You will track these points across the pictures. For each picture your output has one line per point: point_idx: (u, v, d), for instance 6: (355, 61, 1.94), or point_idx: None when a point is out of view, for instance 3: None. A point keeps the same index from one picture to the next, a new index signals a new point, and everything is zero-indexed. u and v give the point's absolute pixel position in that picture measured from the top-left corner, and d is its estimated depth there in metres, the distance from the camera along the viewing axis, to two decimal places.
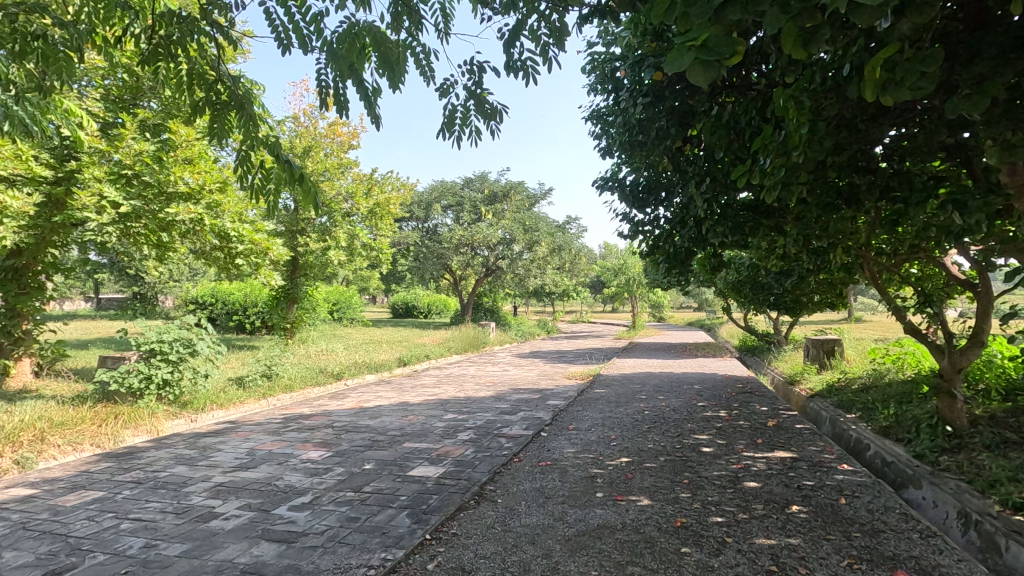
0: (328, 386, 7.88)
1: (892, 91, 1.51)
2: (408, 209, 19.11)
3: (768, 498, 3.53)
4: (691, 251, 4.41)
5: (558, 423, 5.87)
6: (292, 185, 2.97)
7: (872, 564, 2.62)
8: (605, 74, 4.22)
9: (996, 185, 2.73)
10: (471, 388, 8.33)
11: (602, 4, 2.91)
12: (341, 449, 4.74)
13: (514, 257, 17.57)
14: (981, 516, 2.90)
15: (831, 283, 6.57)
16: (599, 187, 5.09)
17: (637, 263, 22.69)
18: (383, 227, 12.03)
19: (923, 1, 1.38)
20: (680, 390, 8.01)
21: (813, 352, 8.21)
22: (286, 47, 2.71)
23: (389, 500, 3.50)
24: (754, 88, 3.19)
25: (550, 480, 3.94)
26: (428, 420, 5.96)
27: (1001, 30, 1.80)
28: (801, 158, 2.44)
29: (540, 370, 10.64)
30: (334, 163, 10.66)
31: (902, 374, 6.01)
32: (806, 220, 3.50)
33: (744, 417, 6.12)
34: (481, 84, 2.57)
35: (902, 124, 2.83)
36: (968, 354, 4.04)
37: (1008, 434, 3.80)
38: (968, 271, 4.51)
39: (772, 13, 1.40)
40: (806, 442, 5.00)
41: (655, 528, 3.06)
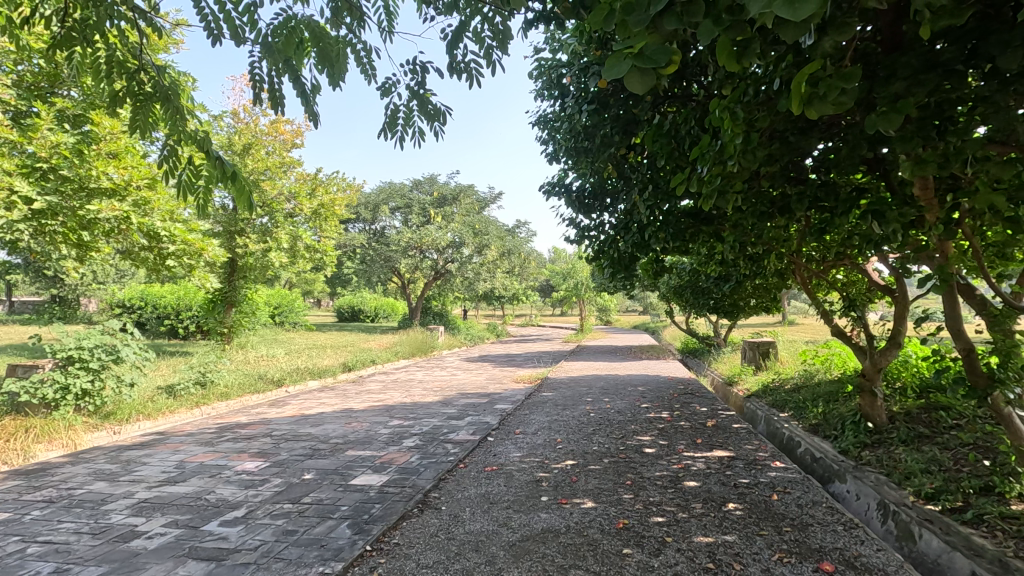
0: (267, 394, 7.55)
1: (817, 105, 1.58)
2: (354, 211, 18.67)
3: (707, 496, 3.64)
4: (634, 256, 4.51)
5: (505, 427, 5.85)
6: (224, 182, 2.82)
7: (800, 557, 2.73)
8: (552, 81, 4.28)
9: (911, 197, 2.91)
10: (417, 393, 8.20)
11: (547, 10, 2.93)
12: (280, 459, 4.54)
13: (463, 260, 17.42)
14: (898, 507, 3.09)
15: (766, 288, 6.88)
16: (546, 192, 5.14)
17: (585, 268, 23.03)
18: (328, 228, 11.69)
19: (844, 20, 1.45)
20: (625, 392, 8.18)
21: (750, 354, 8.59)
22: (217, 37, 2.58)
23: (329, 511, 3.38)
24: (694, 100, 3.29)
25: (495, 485, 3.92)
26: (373, 427, 5.82)
27: (915, 51, 1.92)
28: (735, 168, 2.52)
29: (489, 374, 10.61)
30: (276, 162, 10.24)
31: (829, 374, 6.36)
32: (742, 228, 3.65)
33: (685, 418, 6.31)
34: (423, 85, 2.52)
35: (828, 137, 2.98)
36: (887, 355, 4.30)
37: (922, 429, 4.07)
38: (888, 277, 4.81)
39: (707, 25, 1.42)
40: (742, 441, 5.19)
41: (599, 530, 3.09)
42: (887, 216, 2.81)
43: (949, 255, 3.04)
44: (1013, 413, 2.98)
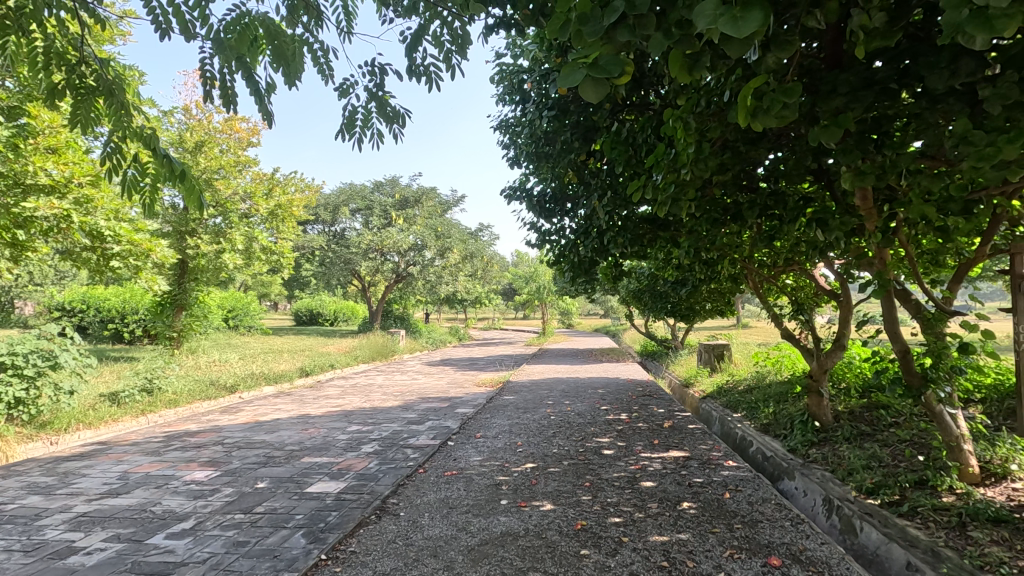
0: (218, 400, 7.29)
1: (761, 118, 1.65)
2: (313, 212, 18.25)
3: (662, 496, 3.73)
4: (594, 260, 4.59)
5: (466, 431, 5.83)
6: (172, 181, 2.72)
7: (750, 553, 2.83)
8: (514, 86, 4.32)
9: (853, 207, 3.06)
10: (377, 398, 8.08)
11: (507, 16, 2.95)
12: (232, 467, 4.39)
13: (425, 263, 17.25)
14: (842, 501, 3.25)
15: (721, 292, 7.10)
16: (507, 197, 5.17)
17: (547, 272, 23.18)
18: (285, 229, 11.40)
19: (786, 38, 1.52)
20: (585, 394, 8.28)
21: (706, 356, 8.83)
22: (165, 31, 2.49)
23: (283, 520, 3.29)
24: (651, 109, 3.36)
25: (454, 489, 3.90)
26: (330, 433, 5.70)
27: (853, 69, 2.02)
28: (688, 176, 2.60)
29: (450, 378, 10.54)
30: (230, 161, 9.89)
31: (780, 375, 6.61)
32: (697, 234, 3.76)
33: (643, 419, 6.44)
34: (382, 87, 2.50)
35: (776, 148, 3.11)
36: (832, 356, 4.50)
37: (864, 427, 4.27)
38: (833, 282, 5.03)
39: (657, 38, 1.46)
40: (697, 441, 5.34)
41: (557, 532, 3.12)
42: (830, 224, 2.95)
43: (886, 262, 3.22)
44: (944, 410, 3.15)
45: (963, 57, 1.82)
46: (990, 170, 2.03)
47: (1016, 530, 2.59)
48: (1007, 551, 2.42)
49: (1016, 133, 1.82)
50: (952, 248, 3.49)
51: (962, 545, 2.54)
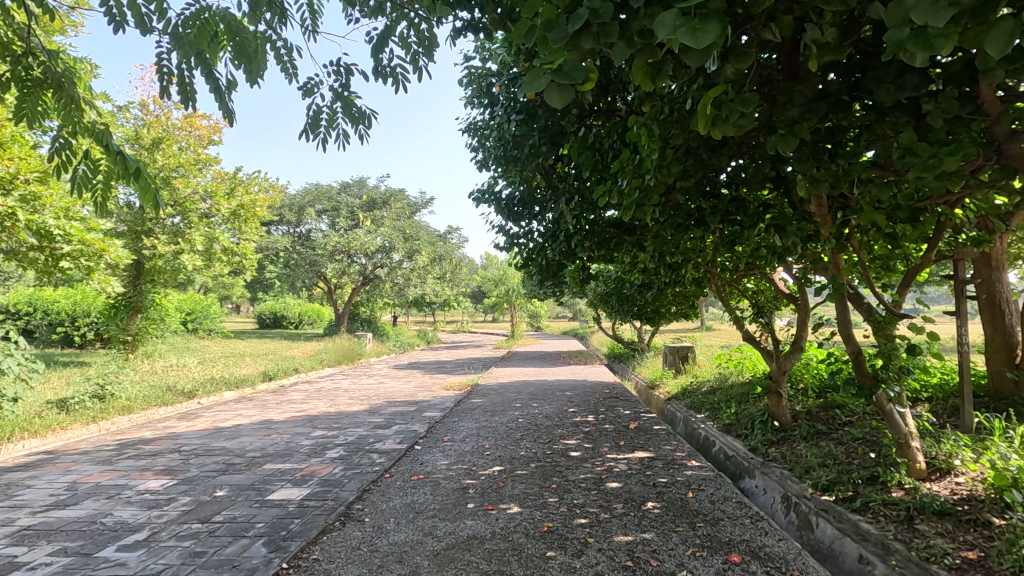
0: (176, 406, 7.05)
1: (720, 126, 1.71)
2: (278, 213, 17.85)
3: (628, 496, 3.78)
4: (561, 263, 4.64)
5: (433, 435, 5.79)
6: (125, 179, 2.62)
7: (711, 550, 2.89)
8: (482, 89, 4.33)
9: (808, 213, 3.18)
10: (342, 402, 7.95)
11: (475, 20, 2.96)
12: (189, 476, 4.25)
13: (393, 265, 17.06)
14: (799, 498, 3.37)
15: (685, 296, 7.27)
16: (476, 199, 5.18)
17: (516, 275, 23.22)
18: (248, 230, 11.13)
19: (743, 49, 1.58)
20: (553, 397, 8.33)
21: (671, 358, 9.00)
22: (120, 25, 2.40)
23: (243, 529, 3.20)
24: (617, 115, 3.41)
25: (421, 494, 3.87)
26: (293, 438, 5.58)
27: (808, 82, 2.10)
28: (652, 182, 2.66)
29: (418, 382, 10.45)
30: (190, 159, 9.60)
31: (741, 376, 6.79)
32: (662, 238, 3.84)
33: (610, 420, 6.53)
34: (348, 87, 2.47)
35: (737, 156, 3.20)
36: (791, 358, 4.66)
37: (820, 426, 4.42)
38: (792, 286, 5.20)
39: (621, 46, 1.49)
40: (662, 442, 5.43)
41: (523, 534, 3.12)
42: (787, 230, 3.06)
43: (839, 267, 3.35)
44: (893, 408, 3.28)
45: (908, 73, 1.91)
46: (933, 180, 2.14)
47: (959, 522, 2.71)
48: (950, 542, 2.53)
49: (956, 146, 1.93)
50: (901, 254, 3.67)
51: (909, 537, 2.66)
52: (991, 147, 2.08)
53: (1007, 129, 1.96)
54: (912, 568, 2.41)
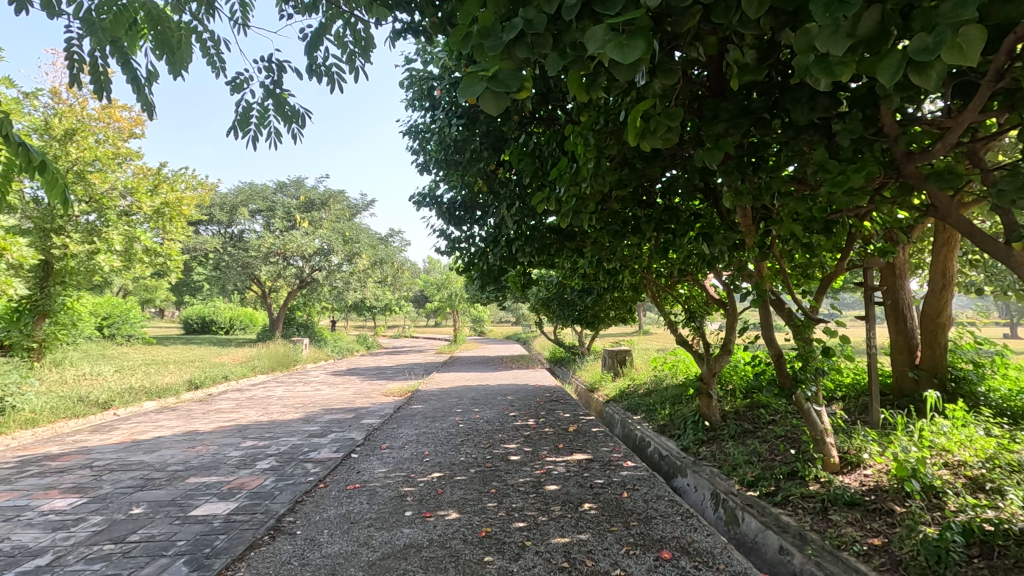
0: (88, 418, 6.54)
1: (649, 138, 1.78)
2: (207, 212, 16.95)
3: (566, 498, 3.84)
4: (502, 268, 4.67)
5: (371, 442, 5.66)
6: (27, 173, 2.41)
7: (644, 548, 2.98)
8: (423, 92, 4.30)
9: (734, 223, 3.35)
10: (275, 411, 7.63)
11: (416, 22, 2.94)
12: (101, 493, 3.94)
13: (332, 268, 16.60)
14: (727, 495, 3.56)
15: (622, 301, 7.48)
16: (417, 203, 5.13)
17: (459, 279, 23.13)
18: (173, 229, 10.57)
19: (669, 66, 1.65)
20: (494, 401, 8.34)
21: (609, 361, 9.23)
22: (23, 5, 2.22)
23: (162, 548, 3.01)
24: (557, 123, 3.47)
25: (356, 503, 3.76)
26: (221, 450, 5.30)
27: (732, 99, 2.22)
28: (588, 189, 2.72)
29: (356, 388, 10.17)
30: (108, 153, 8.98)
31: (675, 379, 7.05)
32: (600, 245, 3.94)
33: (549, 424, 6.61)
34: (280, 84, 2.39)
35: (670, 167, 3.33)
36: (720, 360, 4.88)
37: (746, 425, 4.66)
38: (721, 291, 5.45)
39: (554, 57, 1.53)
40: (600, 444, 5.55)
41: (461, 540, 3.11)
42: (715, 239, 3.22)
43: (763, 274, 3.55)
44: (811, 407, 3.51)
45: (820, 95, 2.06)
46: (842, 196, 2.31)
47: (867, 511, 2.91)
48: (859, 530, 2.73)
49: (861, 164, 2.09)
50: (818, 263, 3.93)
51: (823, 526, 2.85)
52: (891, 166, 2.27)
53: (904, 150, 2.09)
54: (826, 556, 2.59)
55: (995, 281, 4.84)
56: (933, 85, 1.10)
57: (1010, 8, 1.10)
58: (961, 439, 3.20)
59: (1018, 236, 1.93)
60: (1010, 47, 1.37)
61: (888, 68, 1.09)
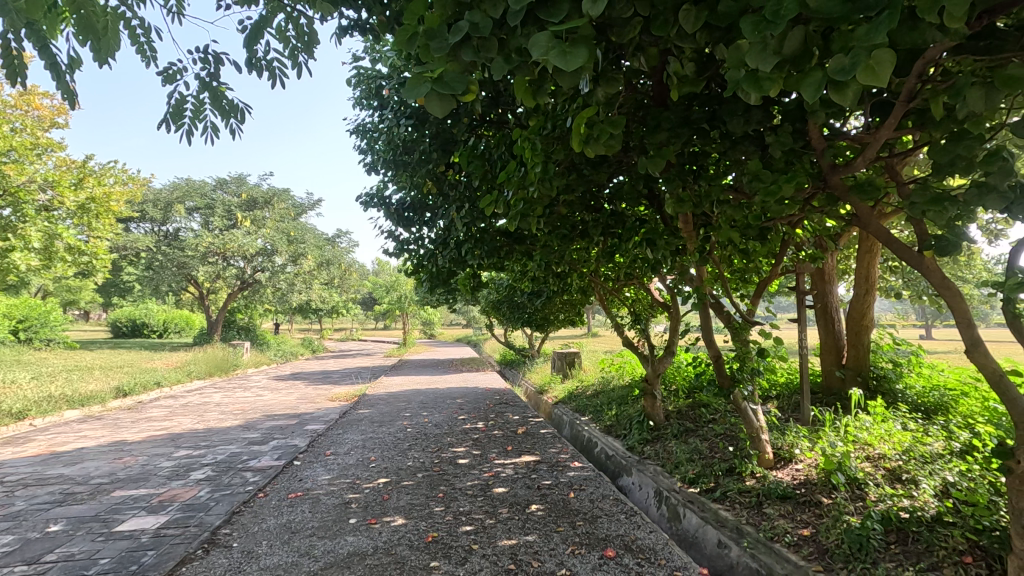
0: (0, 430, 6.03)
1: (592, 145, 1.81)
2: (139, 208, 15.98)
3: (513, 501, 3.85)
4: (452, 270, 4.65)
5: (315, 449, 5.49)
6: None
7: (589, 547, 3.03)
8: (371, 91, 4.23)
9: (676, 229, 3.47)
10: (212, 418, 7.27)
11: (362, 20, 2.89)
12: (13, 511, 3.65)
13: (276, 269, 16.01)
14: (670, 492, 3.69)
15: (571, 303, 7.58)
16: (364, 203, 5.03)
17: (408, 281, 22.80)
18: (100, 227, 9.92)
19: (612, 75, 1.69)
20: (443, 405, 8.27)
21: (559, 363, 9.34)
22: None
23: (82, 567, 2.81)
24: (507, 127, 3.49)
25: (298, 512, 3.64)
26: (151, 460, 5.00)
27: (674, 109, 2.30)
28: (535, 193, 2.75)
29: (300, 393, 9.85)
30: (26, 143, 8.31)
31: (622, 380, 7.22)
32: (550, 248, 3.99)
33: (499, 426, 6.61)
34: (217, 77, 2.29)
35: (615, 173, 3.41)
36: (664, 361, 5.03)
37: (688, 424, 4.82)
38: (666, 294, 5.60)
39: (499, 62, 1.53)
40: (547, 445, 5.61)
41: (406, 546, 3.06)
42: (658, 243, 3.32)
43: (703, 278, 3.69)
44: (747, 406, 3.66)
45: (754, 108, 2.16)
46: (774, 205, 2.43)
47: (798, 503, 3.07)
48: (790, 522, 2.87)
49: (791, 175, 2.21)
50: (755, 268, 4.12)
51: (758, 520, 2.99)
52: (818, 178, 2.41)
53: (830, 162, 2.22)
54: (760, 548, 2.73)
55: (911, 286, 5.21)
56: (850, 103, 1.17)
57: (916, 35, 1.19)
58: (881, 433, 3.43)
59: (929, 245, 2.09)
60: (919, 70, 1.49)
61: (810, 85, 1.15)
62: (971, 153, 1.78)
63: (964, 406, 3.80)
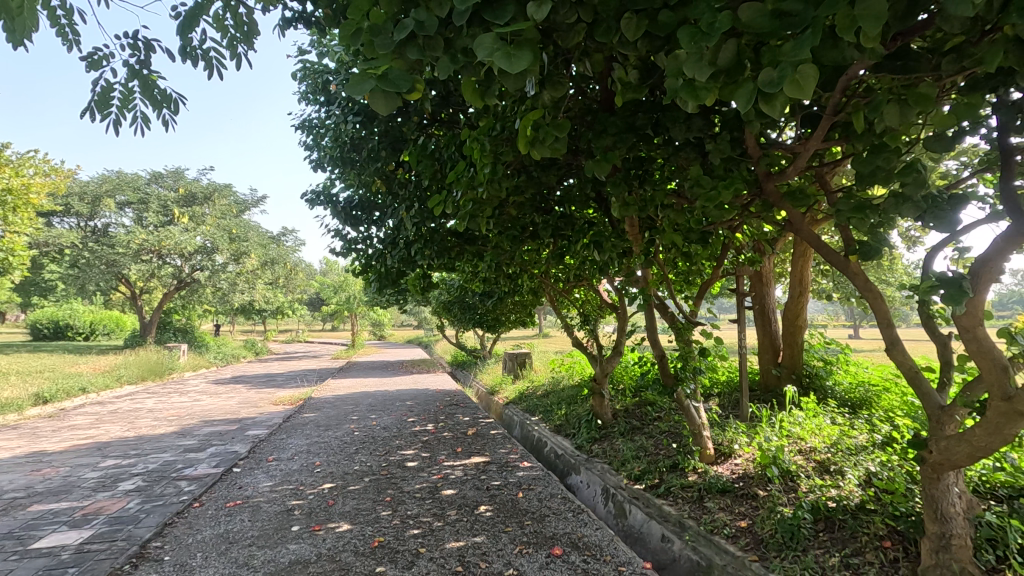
0: None
1: (538, 147, 1.83)
2: (63, 202, 14.91)
3: (461, 502, 3.83)
4: (401, 271, 4.58)
5: (256, 455, 5.29)
6: None
7: (537, 546, 3.05)
8: (318, 86, 4.11)
9: (623, 232, 3.55)
10: (144, 425, 6.88)
11: (306, 13, 2.81)
12: None
13: (216, 268, 15.31)
14: (616, 489, 3.77)
15: (522, 304, 7.63)
16: (310, 201, 4.89)
17: (358, 281, 22.30)
18: (18, 221, 9.18)
19: (557, 79, 1.71)
20: (392, 407, 8.14)
21: (510, 364, 9.38)
22: None
23: None
24: (457, 127, 3.47)
25: (237, 521, 3.49)
26: (74, 471, 4.68)
27: (619, 114, 2.35)
28: (484, 194, 2.75)
29: (241, 397, 9.45)
30: None
31: (572, 380, 7.32)
32: (501, 249, 4.00)
33: (449, 428, 6.57)
34: (147, 65, 2.17)
35: (565, 176, 3.45)
36: (612, 361, 5.13)
37: (635, 422, 4.94)
38: (614, 296, 5.71)
39: (444, 62, 1.53)
40: (497, 445, 5.62)
41: (352, 552, 2.99)
42: (605, 246, 3.39)
43: (649, 280, 3.79)
44: (690, 403, 3.77)
45: (695, 116, 2.24)
46: (714, 210, 2.53)
47: (736, 496, 3.20)
48: (729, 515, 2.99)
49: (730, 181, 2.30)
50: (698, 270, 4.27)
51: (699, 513, 3.10)
52: (755, 184, 2.52)
53: (765, 170, 2.33)
54: (701, 540, 2.83)
55: (840, 289, 5.54)
56: (779, 114, 1.23)
57: (836, 53, 1.27)
58: (812, 427, 3.62)
59: (854, 249, 2.22)
60: (843, 86, 1.58)
61: (743, 95, 1.21)
62: (890, 164, 1.91)
63: (886, 401, 4.07)
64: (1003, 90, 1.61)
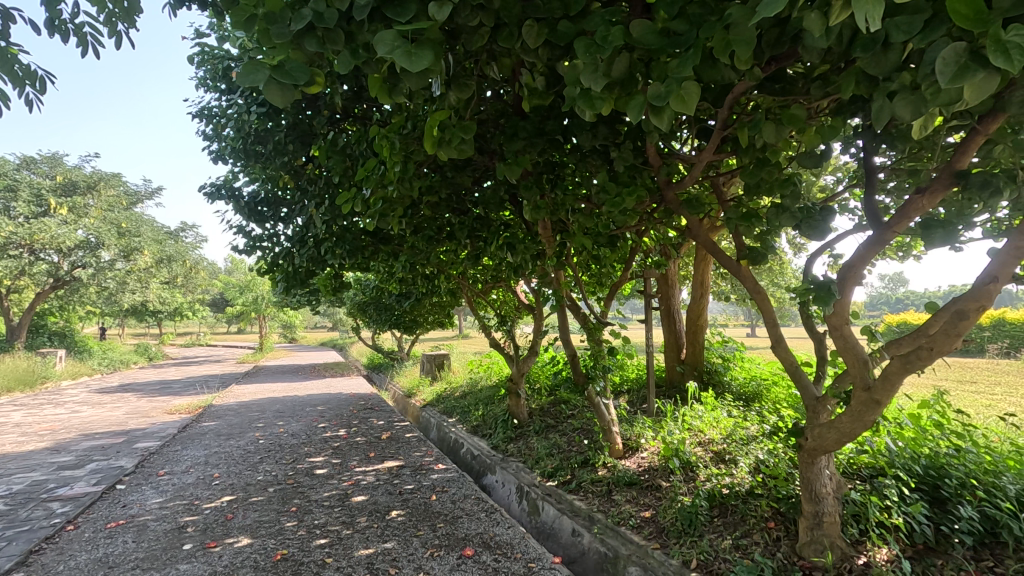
0: None
1: (445, 147, 1.83)
2: None
3: (372, 508, 3.73)
4: (311, 270, 4.38)
5: (145, 469, 4.84)
6: None
7: (448, 548, 3.03)
8: (218, 72, 3.84)
9: (536, 234, 3.61)
10: (8, 441, 6.09)
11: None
12: None
13: (101, 266, 13.84)
14: (529, 487, 3.83)
15: (440, 305, 7.55)
16: (209, 195, 4.55)
17: (267, 281, 21.06)
18: None
19: (464, 80, 1.71)
20: (302, 413, 7.78)
21: (427, 365, 9.26)
22: None
23: None
24: (370, 123, 3.38)
25: (119, 543, 3.18)
26: None
27: (530, 119, 2.39)
28: (394, 193, 2.69)
29: (129, 407, 8.62)
30: None
31: (489, 380, 7.35)
32: (416, 249, 3.94)
33: (362, 432, 6.37)
34: (5, 36, 1.93)
35: (479, 177, 3.46)
36: (528, 361, 5.20)
37: (549, 420, 5.04)
38: (531, 297, 5.80)
39: (345, 55, 1.48)
40: (412, 449, 5.52)
41: (251, 568, 2.83)
42: (518, 247, 3.43)
43: (561, 281, 3.88)
44: (600, 401, 3.91)
45: (600, 124, 2.33)
46: (619, 215, 2.63)
47: (641, 488, 3.35)
48: (634, 506, 3.14)
49: (632, 188, 2.41)
50: (609, 272, 4.43)
51: (607, 506, 3.22)
52: (656, 192, 2.65)
53: (665, 178, 2.46)
54: (609, 532, 2.95)
55: (737, 291, 5.97)
56: (666, 127, 1.31)
57: (715, 72, 1.37)
58: (710, 420, 3.88)
59: (744, 255, 2.40)
60: (729, 104, 1.71)
61: (634, 106, 1.27)
62: (771, 177, 2.09)
63: (774, 393, 4.44)
64: (862, 115, 1.81)
